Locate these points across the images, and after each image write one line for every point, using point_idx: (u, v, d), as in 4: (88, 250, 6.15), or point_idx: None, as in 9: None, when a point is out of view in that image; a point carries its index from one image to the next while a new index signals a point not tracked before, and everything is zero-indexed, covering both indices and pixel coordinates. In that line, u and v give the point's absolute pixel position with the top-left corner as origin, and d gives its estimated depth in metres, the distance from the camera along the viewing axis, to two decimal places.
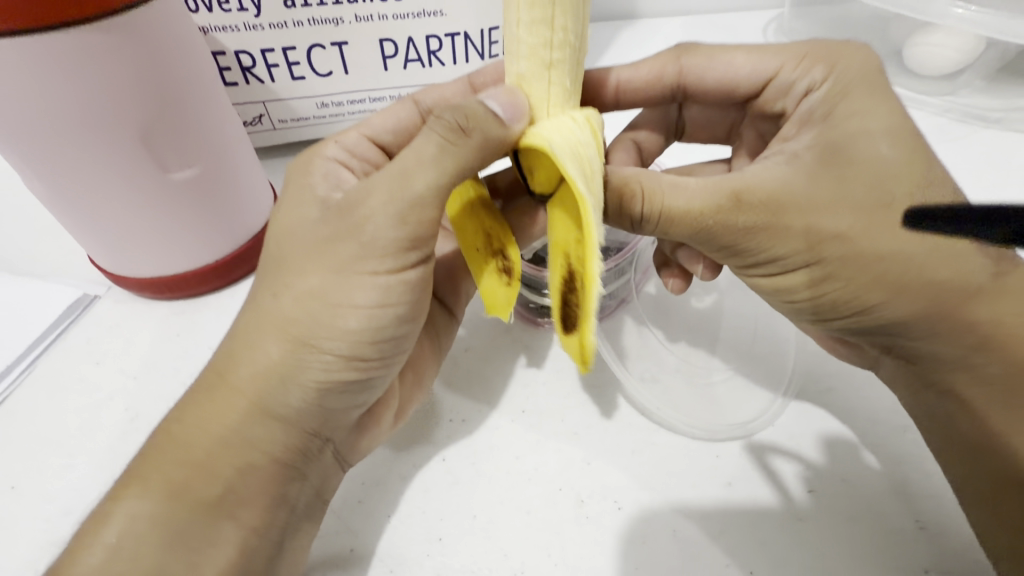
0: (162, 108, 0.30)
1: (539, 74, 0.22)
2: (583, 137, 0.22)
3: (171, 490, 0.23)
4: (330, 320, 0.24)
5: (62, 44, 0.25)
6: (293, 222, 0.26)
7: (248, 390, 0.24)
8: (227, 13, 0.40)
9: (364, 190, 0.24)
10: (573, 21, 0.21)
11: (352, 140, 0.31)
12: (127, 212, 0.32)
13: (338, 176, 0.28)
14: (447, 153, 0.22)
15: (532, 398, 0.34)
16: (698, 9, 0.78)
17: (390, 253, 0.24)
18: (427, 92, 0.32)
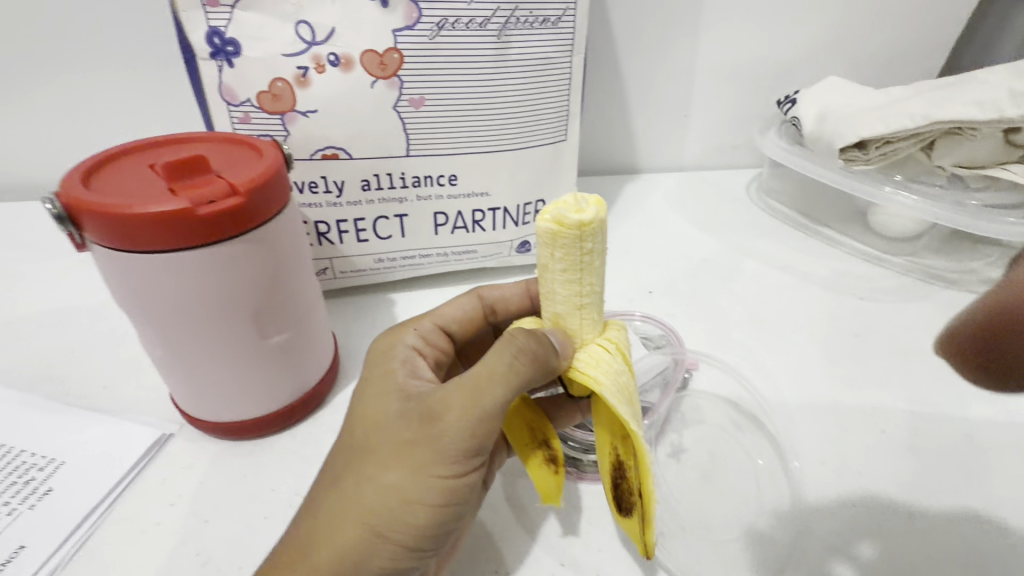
0: (266, 298, 0.37)
1: (574, 314, 0.31)
2: (618, 367, 0.31)
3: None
4: (403, 513, 0.29)
5: (209, 258, 0.32)
6: (377, 410, 0.31)
7: (329, 566, 0.28)
8: (314, 194, 0.48)
9: (443, 403, 0.29)
10: (597, 278, 0.29)
11: (426, 327, 0.38)
12: (218, 378, 0.38)
13: (415, 361, 0.35)
14: (509, 377, 0.29)
15: (568, 550, 0.37)
16: (690, 166, 0.91)
17: (459, 458, 0.29)
18: (488, 289, 0.41)
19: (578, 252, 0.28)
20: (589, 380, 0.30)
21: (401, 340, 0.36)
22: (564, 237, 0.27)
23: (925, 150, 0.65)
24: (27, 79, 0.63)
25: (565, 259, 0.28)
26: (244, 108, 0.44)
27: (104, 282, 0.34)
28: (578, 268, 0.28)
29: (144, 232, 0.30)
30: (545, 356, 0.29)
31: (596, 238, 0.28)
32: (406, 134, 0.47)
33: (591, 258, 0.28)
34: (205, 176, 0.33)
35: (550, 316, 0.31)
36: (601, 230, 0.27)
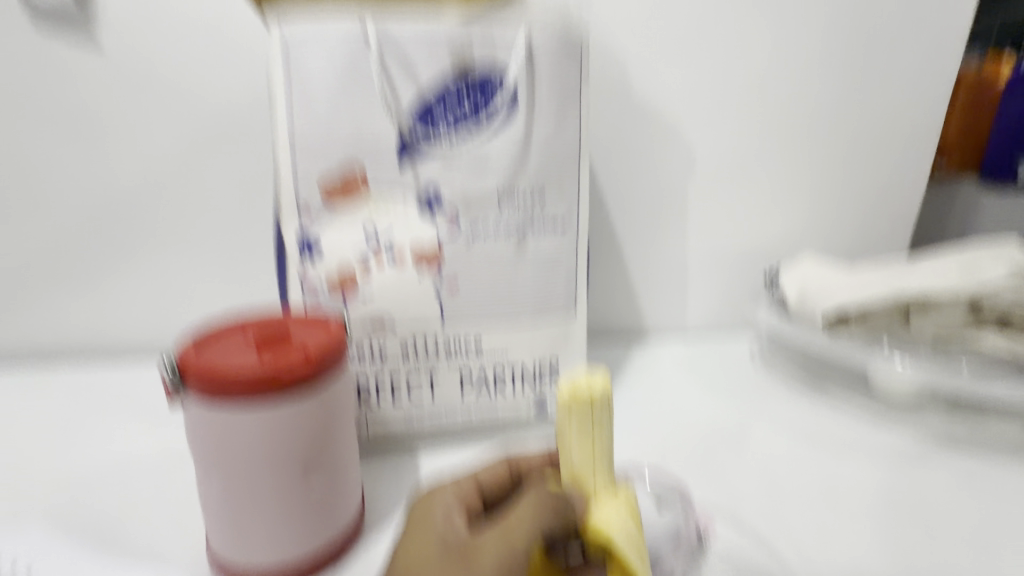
0: (316, 448, 0.42)
1: (588, 469, 0.35)
2: (629, 520, 0.34)
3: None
4: None
5: (279, 411, 0.39)
6: (422, 553, 0.36)
7: None
8: (361, 358, 0.57)
9: (479, 548, 0.34)
10: (606, 438, 0.35)
11: (463, 485, 0.42)
12: (261, 525, 0.42)
13: (452, 515, 0.39)
14: (535, 523, 0.33)
15: None
16: (696, 333, 0.99)
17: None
18: (515, 452, 0.46)
19: (590, 417, 0.34)
20: (601, 531, 0.33)
21: (441, 493, 0.40)
22: (579, 402, 0.33)
23: (904, 321, 0.72)
24: (143, 267, 0.78)
25: (579, 422, 0.34)
26: (315, 289, 0.55)
27: (188, 432, 0.41)
28: (591, 429, 0.34)
29: (233, 390, 0.38)
30: (561, 504, 0.34)
31: (603, 406, 0.34)
32: (442, 309, 0.57)
33: (601, 423, 0.34)
34: (286, 347, 0.42)
35: (566, 472, 0.36)
36: (606, 399, 0.34)
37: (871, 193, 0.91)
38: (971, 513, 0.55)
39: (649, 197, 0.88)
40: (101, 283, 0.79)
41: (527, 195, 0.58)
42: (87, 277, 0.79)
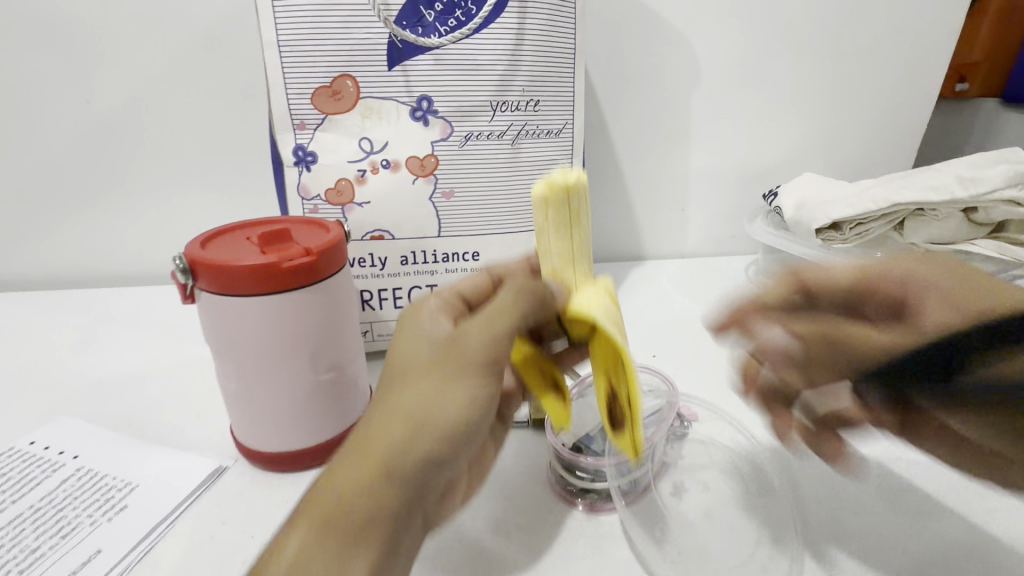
0: (324, 338, 0.45)
1: (568, 265, 0.38)
2: (610, 305, 0.36)
3: (322, 524, 0.31)
4: (443, 410, 0.35)
5: (285, 300, 0.42)
6: (414, 341, 0.37)
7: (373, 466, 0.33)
8: (362, 268, 0.59)
9: (468, 327, 0.37)
10: (581, 231, 0.37)
11: (445, 286, 0.43)
12: (277, 408, 0.45)
13: (437, 308, 0.40)
14: (522, 305, 0.38)
15: (573, 569, 0.39)
16: (693, 253, 1.00)
17: (491, 363, 0.37)
18: (494, 263, 0.47)
19: (566, 209, 0.36)
20: (586, 312, 0.35)
21: (423, 303, 0.40)
22: (554, 198, 0.35)
23: (896, 229, 0.73)
24: (146, 191, 0.79)
25: (557, 215, 0.36)
26: (314, 202, 0.56)
27: (202, 325, 0.44)
28: (568, 222, 0.36)
29: (240, 279, 0.40)
30: (546, 294, 0.38)
31: (579, 193, 0.36)
32: (439, 218, 0.59)
33: (577, 214, 0.36)
34: (287, 243, 0.43)
35: (547, 270, 0.38)
36: (582, 190, 0.36)
37: (879, 103, 0.89)
38: None
39: (648, 112, 0.86)
40: (107, 209, 0.80)
41: (520, 100, 0.57)
42: (92, 203, 0.80)
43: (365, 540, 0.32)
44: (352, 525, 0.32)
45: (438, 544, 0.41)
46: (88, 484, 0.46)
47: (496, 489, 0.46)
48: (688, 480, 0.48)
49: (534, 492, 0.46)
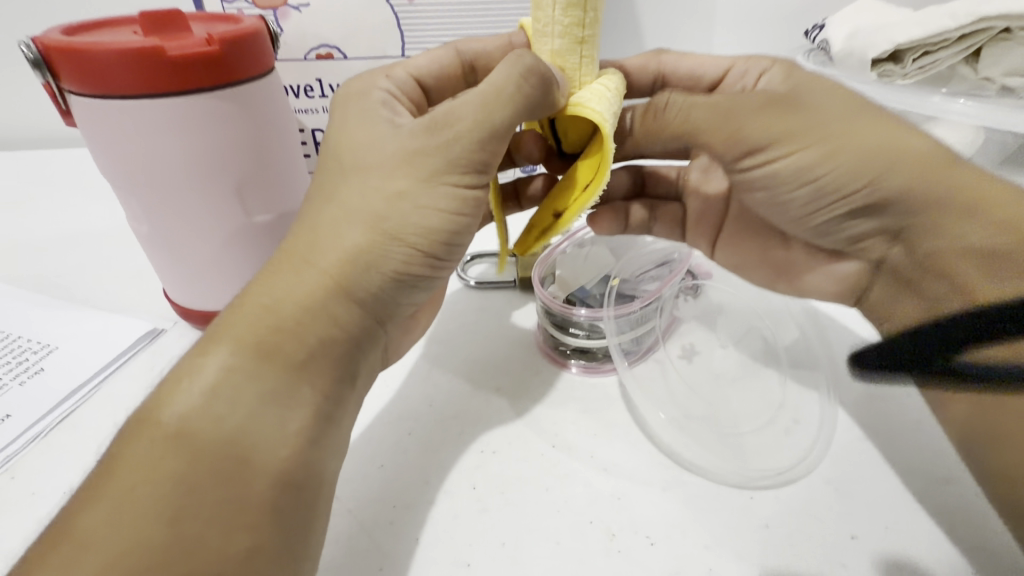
0: (251, 168, 0.36)
1: (575, 50, 0.29)
2: (614, 102, 0.29)
3: (186, 431, 0.23)
4: (417, 219, 0.27)
5: (187, 109, 0.32)
6: (365, 137, 0.28)
7: (293, 325, 0.25)
8: (311, 100, 0.48)
9: (452, 111, 0.27)
10: (600, 0, 0.28)
11: (399, 76, 0.33)
12: (206, 256, 0.37)
13: (393, 104, 0.30)
14: (521, 87, 0.26)
15: (562, 432, 0.34)
16: None
17: (465, 180, 0.27)
18: (465, 43, 0.36)
19: None
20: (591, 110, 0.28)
21: (372, 83, 0.32)
22: None
23: (968, 60, 0.59)
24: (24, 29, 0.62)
25: None
26: (237, 5, 0.44)
27: (89, 149, 0.34)
28: None
29: (114, 72, 0.29)
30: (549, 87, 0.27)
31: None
32: (401, 31, 0.46)
33: None
34: (182, 32, 0.32)
35: (545, 57, 0.30)
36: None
37: None
38: None
39: None
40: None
41: None
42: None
43: (288, 393, 0.25)
44: (254, 389, 0.24)
45: (407, 406, 0.36)
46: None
47: (474, 352, 0.40)
48: (697, 340, 0.40)
49: (519, 354, 0.39)
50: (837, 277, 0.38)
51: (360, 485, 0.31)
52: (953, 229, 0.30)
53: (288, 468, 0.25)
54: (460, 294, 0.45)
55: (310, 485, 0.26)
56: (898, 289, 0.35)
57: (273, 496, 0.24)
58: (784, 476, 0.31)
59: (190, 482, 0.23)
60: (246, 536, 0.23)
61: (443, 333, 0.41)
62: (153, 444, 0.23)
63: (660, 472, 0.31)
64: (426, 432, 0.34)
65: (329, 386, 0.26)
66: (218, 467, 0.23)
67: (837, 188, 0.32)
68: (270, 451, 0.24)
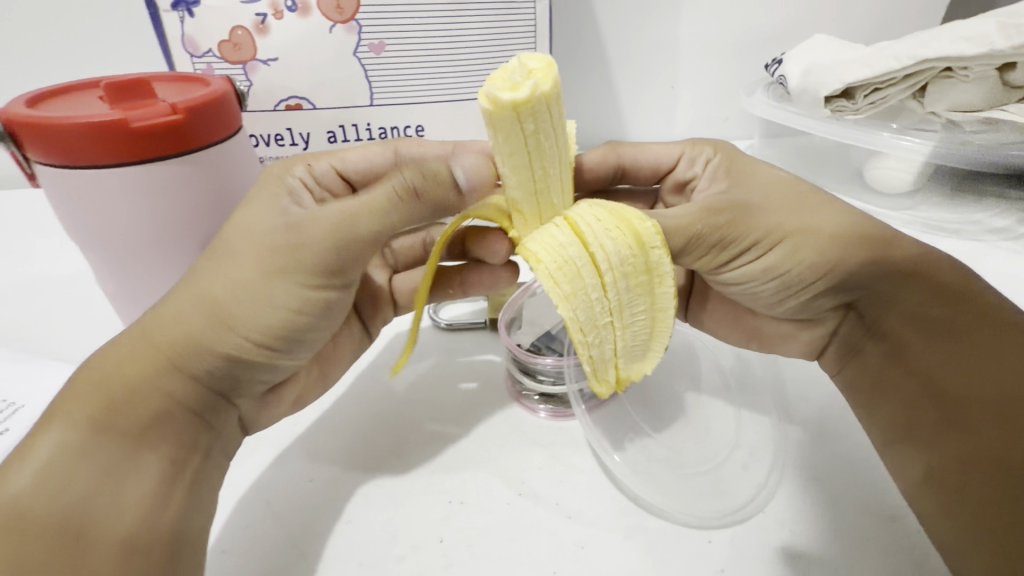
0: (218, 227, 0.37)
1: (528, 200, 0.28)
2: (563, 241, 0.26)
3: (11, 517, 0.23)
4: (261, 311, 0.28)
5: (154, 174, 0.32)
6: (245, 219, 0.29)
7: (121, 402, 0.26)
8: (281, 147, 0.49)
9: (326, 211, 0.28)
10: (551, 156, 0.27)
11: (324, 168, 0.36)
12: None
13: (301, 193, 0.32)
14: (396, 206, 0.27)
15: (528, 479, 0.34)
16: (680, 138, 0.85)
17: (323, 273, 0.28)
18: (407, 145, 0.39)
19: (519, 135, 0.25)
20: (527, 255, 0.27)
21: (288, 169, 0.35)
22: (498, 117, 0.24)
23: (917, 96, 0.62)
24: None
25: (507, 141, 0.25)
26: (206, 59, 0.44)
27: (53, 211, 0.34)
28: (524, 150, 0.26)
29: (80, 144, 0.30)
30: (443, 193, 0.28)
31: (540, 107, 0.24)
32: (369, 81, 0.47)
33: (537, 138, 0.25)
34: (148, 100, 0.33)
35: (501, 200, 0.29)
36: (544, 105, 0.24)
37: None
38: None
39: None
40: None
41: None
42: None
43: (121, 469, 0.25)
44: (89, 464, 0.25)
45: (376, 457, 0.36)
46: None
47: (442, 396, 0.40)
48: (658, 381, 0.41)
49: (487, 397, 0.40)
50: (806, 341, 0.39)
51: (327, 542, 0.31)
52: (902, 298, 0.32)
53: (137, 536, 0.25)
54: (431, 336, 0.46)
55: (168, 553, 0.26)
56: (851, 354, 0.37)
57: (121, 565, 0.24)
58: (740, 514, 0.32)
59: (21, 563, 0.22)
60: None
61: (413, 378, 0.42)
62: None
63: (623, 518, 0.32)
64: (393, 483, 0.34)
65: (177, 454, 0.27)
66: (56, 545, 0.23)
67: (804, 281, 0.33)
68: (115, 523, 0.25)
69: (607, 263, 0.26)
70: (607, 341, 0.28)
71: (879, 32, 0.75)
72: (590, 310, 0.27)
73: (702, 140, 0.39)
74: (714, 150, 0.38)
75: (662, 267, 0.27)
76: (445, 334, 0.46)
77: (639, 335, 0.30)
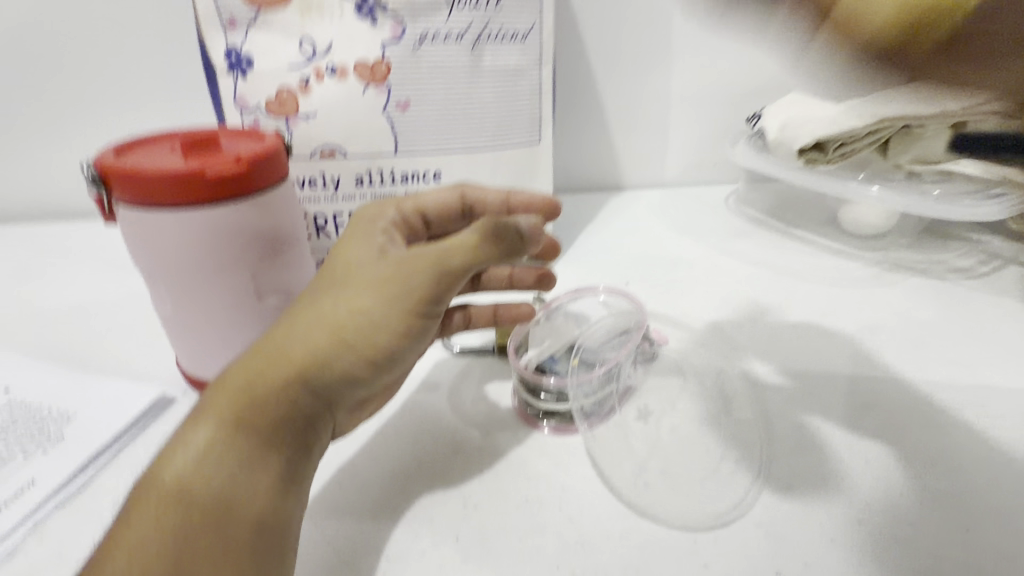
0: (265, 260, 0.42)
1: None
2: None
3: (177, 494, 0.29)
4: (369, 332, 0.33)
5: (216, 215, 0.38)
6: (356, 259, 0.37)
7: (257, 404, 0.31)
8: (314, 189, 0.55)
9: (419, 252, 0.34)
10: None
11: (407, 208, 0.44)
12: (221, 333, 0.43)
13: (392, 234, 0.41)
14: (481, 249, 0.33)
15: (535, 487, 0.38)
16: (672, 183, 0.91)
17: (421, 303, 0.34)
18: (472, 188, 0.47)
19: None
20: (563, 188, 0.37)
21: (381, 211, 0.43)
22: None
23: (881, 149, 0.68)
24: (45, 118, 0.68)
25: None
26: (254, 114, 0.51)
27: (127, 245, 0.40)
28: None
29: (160, 189, 0.36)
30: (508, 236, 0.33)
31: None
32: (394, 133, 0.54)
33: None
34: (215, 153, 0.39)
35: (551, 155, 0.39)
36: None
37: None
38: (909, 322, 0.57)
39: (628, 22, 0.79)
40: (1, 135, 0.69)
41: None
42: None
43: (257, 462, 0.30)
44: (234, 456, 0.30)
45: (397, 466, 0.40)
46: (23, 415, 0.43)
47: (455, 414, 0.45)
48: (651, 402, 0.46)
49: (496, 414, 0.45)
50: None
51: (355, 538, 0.35)
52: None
53: (265, 517, 0.30)
54: (444, 359, 0.51)
55: (286, 541, 0.30)
56: None
57: (256, 543, 0.29)
58: (724, 519, 0.36)
59: (184, 531, 0.28)
60: (233, 571, 0.28)
61: (429, 396, 0.46)
62: (154, 502, 0.28)
63: (618, 519, 0.36)
64: (413, 489, 0.38)
65: (297, 456, 0.32)
66: (206, 520, 0.28)
67: None
68: (252, 505, 0.29)
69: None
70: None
71: None
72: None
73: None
74: None
75: None
76: (457, 358, 0.50)
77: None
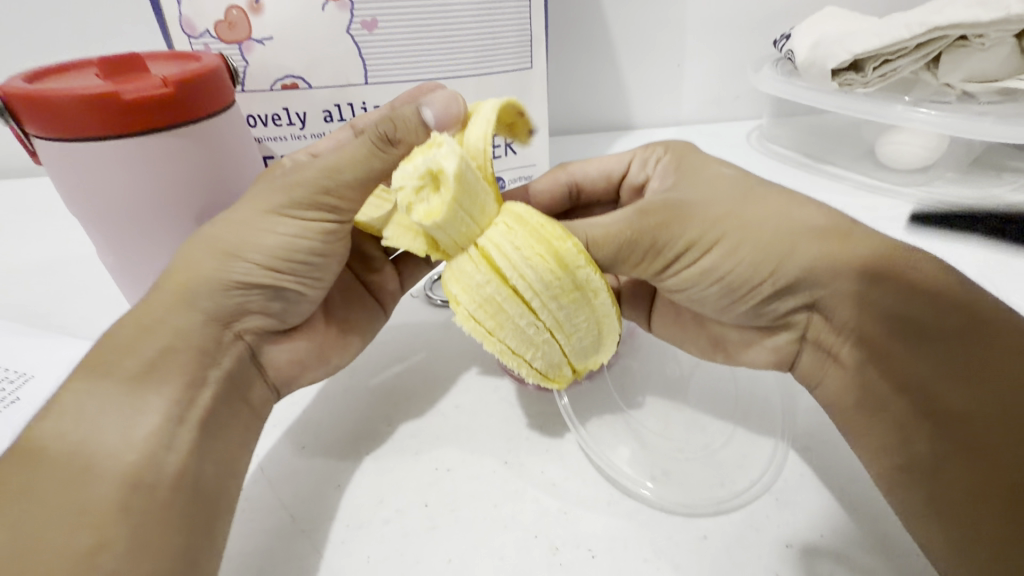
0: (213, 201, 0.38)
1: (448, 244, 0.28)
2: (480, 279, 0.27)
3: (35, 455, 0.26)
4: (256, 240, 0.31)
5: (145, 147, 0.33)
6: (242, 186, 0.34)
7: (129, 344, 0.29)
8: (279, 127, 0.49)
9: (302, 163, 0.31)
10: (465, 205, 0.26)
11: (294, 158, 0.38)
12: None
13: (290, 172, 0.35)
14: (376, 155, 0.29)
15: (517, 450, 0.34)
16: (687, 121, 0.82)
17: (318, 206, 0.31)
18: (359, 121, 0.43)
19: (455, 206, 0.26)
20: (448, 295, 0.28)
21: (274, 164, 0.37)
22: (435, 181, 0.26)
23: (929, 67, 0.59)
24: None
25: (433, 198, 0.27)
26: (203, 40, 0.45)
27: (54, 187, 0.36)
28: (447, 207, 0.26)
29: (73, 116, 0.31)
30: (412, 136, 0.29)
31: (466, 185, 0.26)
32: (363, 60, 0.47)
33: (462, 208, 0.26)
34: (140, 75, 0.33)
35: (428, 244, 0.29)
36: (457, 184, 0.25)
37: None
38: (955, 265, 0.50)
39: None
40: None
41: None
42: None
43: (130, 407, 0.28)
44: (99, 404, 0.27)
45: (366, 424, 0.37)
46: None
47: (434, 368, 0.41)
48: (646, 368, 0.41)
49: (480, 371, 0.40)
50: (772, 349, 0.36)
51: (315, 505, 0.32)
52: (837, 291, 0.31)
53: (142, 474, 0.26)
54: (425, 312, 0.46)
55: (175, 489, 0.27)
56: (828, 365, 0.34)
57: (122, 497, 0.26)
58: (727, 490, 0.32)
59: (37, 492, 0.25)
60: (93, 536, 0.25)
61: (406, 351, 0.42)
62: (15, 465, 0.26)
63: (605, 487, 0.32)
64: (383, 452, 0.35)
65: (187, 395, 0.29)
66: (64, 477, 0.25)
67: (747, 281, 0.32)
68: (118, 458, 0.27)
69: (530, 290, 0.27)
70: (551, 353, 0.30)
71: (894, 4, 0.72)
72: (522, 335, 0.28)
73: (654, 143, 0.40)
74: (666, 148, 0.38)
75: (593, 282, 0.28)
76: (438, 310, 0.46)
77: (586, 339, 0.30)
